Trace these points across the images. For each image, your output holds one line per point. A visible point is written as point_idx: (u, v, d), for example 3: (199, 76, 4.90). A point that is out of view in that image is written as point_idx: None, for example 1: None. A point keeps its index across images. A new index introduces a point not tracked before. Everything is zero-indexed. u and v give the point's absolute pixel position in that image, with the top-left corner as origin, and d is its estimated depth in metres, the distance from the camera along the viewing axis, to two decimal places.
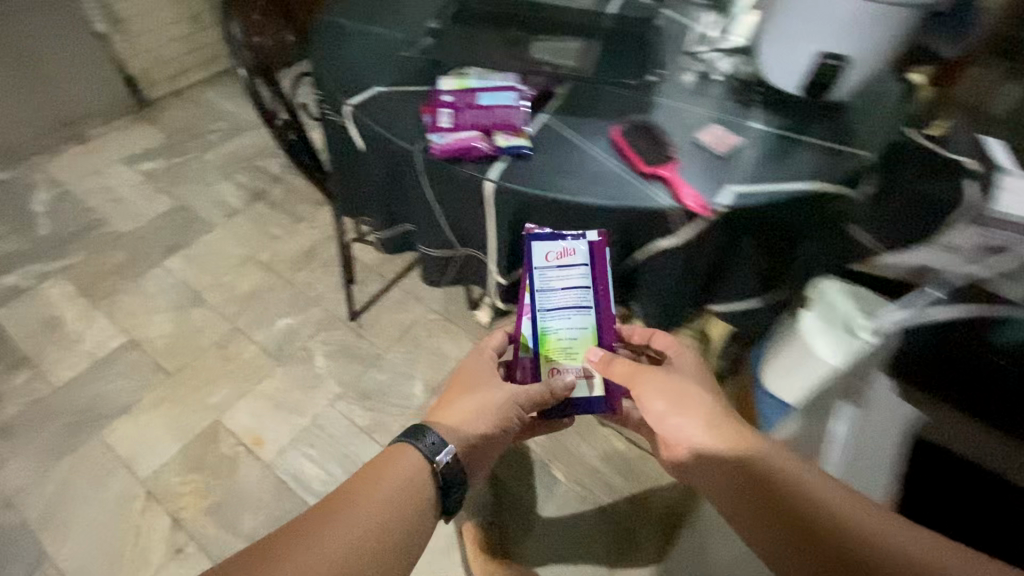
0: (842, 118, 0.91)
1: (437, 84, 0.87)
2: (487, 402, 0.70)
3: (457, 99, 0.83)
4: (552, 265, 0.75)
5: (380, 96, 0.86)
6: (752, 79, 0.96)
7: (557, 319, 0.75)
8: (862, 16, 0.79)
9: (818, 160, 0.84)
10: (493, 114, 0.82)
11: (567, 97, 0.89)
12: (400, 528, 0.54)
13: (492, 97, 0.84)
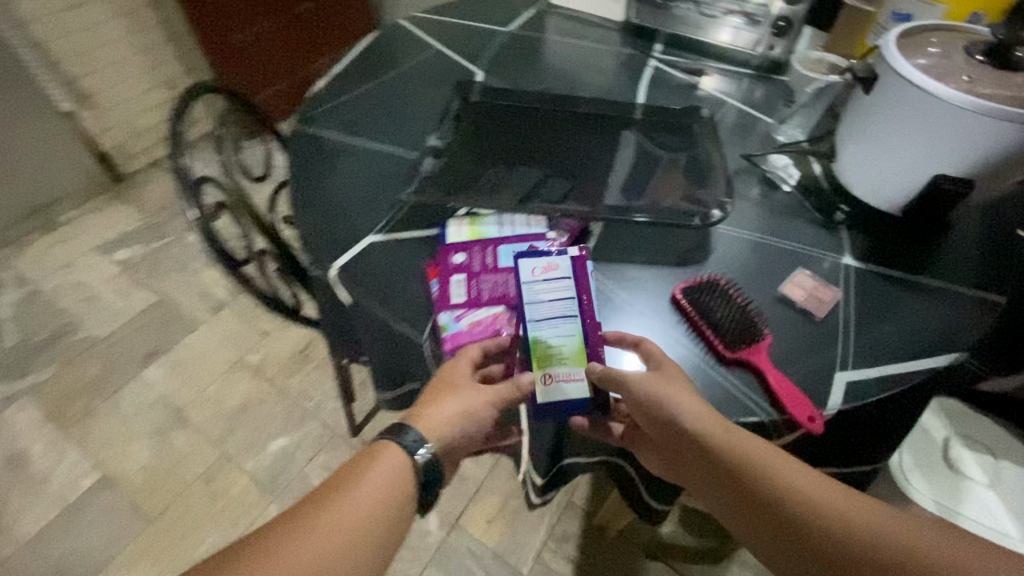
0: (956, 243, 0.72)
1: (443, 233, 0.69)
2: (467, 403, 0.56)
3: (471, 258, 0.65)
4: (539, 281, 0.58)
5: (373, 257, 0.69)
6: (831, 190, 0.77)
7: (545, 326, 0.57)
8: (996, 139, 0.61)
9: (944, 314, 0.64)
10: (518, 282, 0.63)
11: (608, 240, 0.70)
12: (378, 535, 0.48)
13: (515, 251, 0.65)
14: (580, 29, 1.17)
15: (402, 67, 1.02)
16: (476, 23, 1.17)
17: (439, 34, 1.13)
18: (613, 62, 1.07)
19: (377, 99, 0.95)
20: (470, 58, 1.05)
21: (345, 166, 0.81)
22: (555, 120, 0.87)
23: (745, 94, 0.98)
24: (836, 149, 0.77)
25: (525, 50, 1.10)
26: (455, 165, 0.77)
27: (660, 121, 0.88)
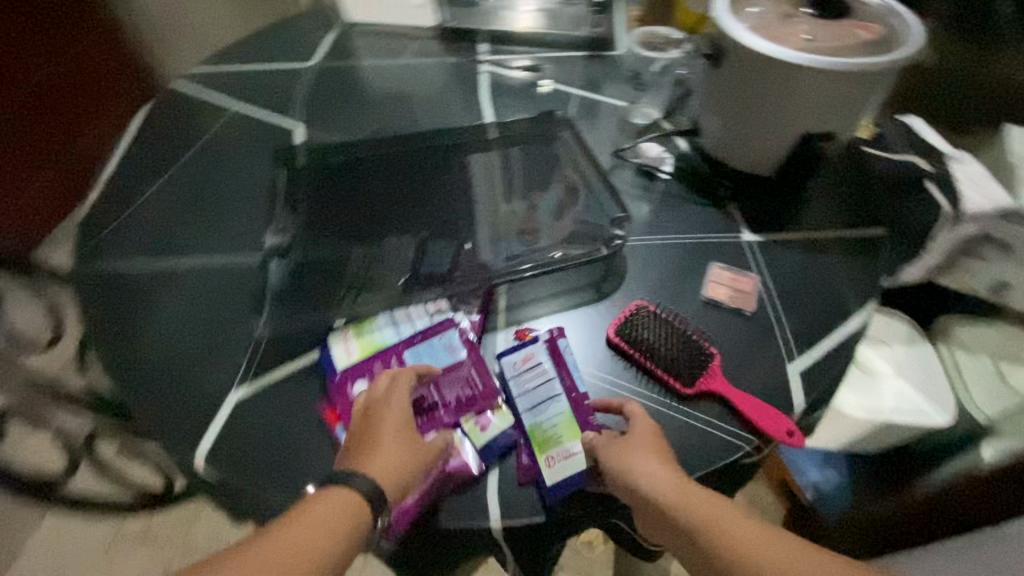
0: (825, 187, 0.75)
1: (328, 360, 0.55)
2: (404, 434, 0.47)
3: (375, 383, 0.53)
4: (521, 370, 0.53)
5: (251, 423, 0.54)
6: (703, 166, 0.76)
7: (536, 414, 0.51)
8: (849, 90, 0.61)
9: (847, 265, 0.67)
10: (440, 391, 0.52)
11: (515, 297, 0.62)
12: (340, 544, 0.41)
13: (424, 354, 0.54)
14: (394, 46, 1.04)
15: (198, 145, 0.83)
16: (271, 65, 0.99)
17: (231, 89, 0.93)
18: (445, 76, 0.97)
19: (178, 198, 0.75)
20: (280, 112, 0.88)
21: (170, 304, 0.63)
22: (409, 170, 0.77)
23: (588, 80, 0.94)
24: (698, 125, 0.75)
25: (344, 85, 0.96)
26: (316, 266, 0.64)
27: (520, 137, 0.81)
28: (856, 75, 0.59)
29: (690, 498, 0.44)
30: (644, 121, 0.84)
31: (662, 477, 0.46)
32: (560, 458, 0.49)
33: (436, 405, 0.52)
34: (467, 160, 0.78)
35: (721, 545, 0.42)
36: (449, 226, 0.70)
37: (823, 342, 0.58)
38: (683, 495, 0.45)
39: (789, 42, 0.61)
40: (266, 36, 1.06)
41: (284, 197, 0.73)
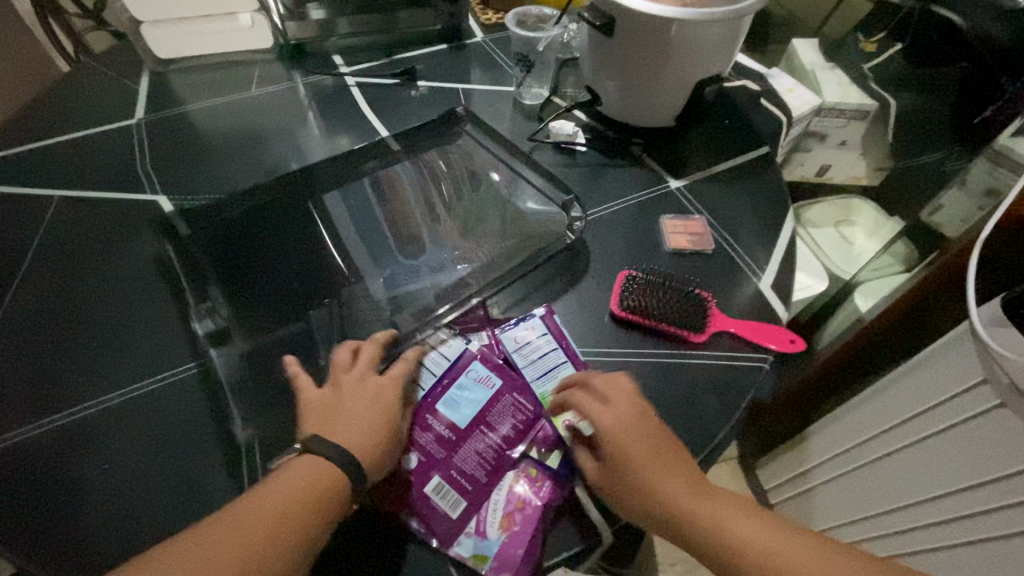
0: (712, 125, 0.85)
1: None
2: (375, 399, 0.48)
3: (426, 449, 0.49)
4: (522, 344, 0.55)
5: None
6: (609, 131, 0.82)
7: (544, 382, 0.53)
8: (729, 33, 0.68)
9: (756, 185, 0.77)
10: (495, 428, 0.50)
11: (517, 305, 0.62)
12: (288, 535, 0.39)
13: (461, 399, 0.51)
14: (226, 78, 0.89)
15: (29, 257, 0.64)
16: (78, 133, 0.79)
17: (36, 175, 0.73)
18: (304, 98, 0.86)
19: (38, 330, 0.58)
20: (124, 187, 0.72)
21: (100, 463, 0.49)
22: (323, 213, 0.69)
23: (460, 72, 0.92)
24: (596, 92, 0.80)
25: (182, 137, 0.80)
26: (282, 343, 0.56)
27: (426, 148, 0.78)
28: (737, 18, 0.66)
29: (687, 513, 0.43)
30: (536, 101, 0.86)
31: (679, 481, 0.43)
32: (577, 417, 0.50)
33: (496, 445, 0.49)
34: (385, 184, 0.73)
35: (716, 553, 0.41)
36: (399, 259, 0.65)
37: (771, 258, 0.68)
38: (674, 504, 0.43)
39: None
40: (49, 100, 0.84)
41: (194, 286, 0.61)
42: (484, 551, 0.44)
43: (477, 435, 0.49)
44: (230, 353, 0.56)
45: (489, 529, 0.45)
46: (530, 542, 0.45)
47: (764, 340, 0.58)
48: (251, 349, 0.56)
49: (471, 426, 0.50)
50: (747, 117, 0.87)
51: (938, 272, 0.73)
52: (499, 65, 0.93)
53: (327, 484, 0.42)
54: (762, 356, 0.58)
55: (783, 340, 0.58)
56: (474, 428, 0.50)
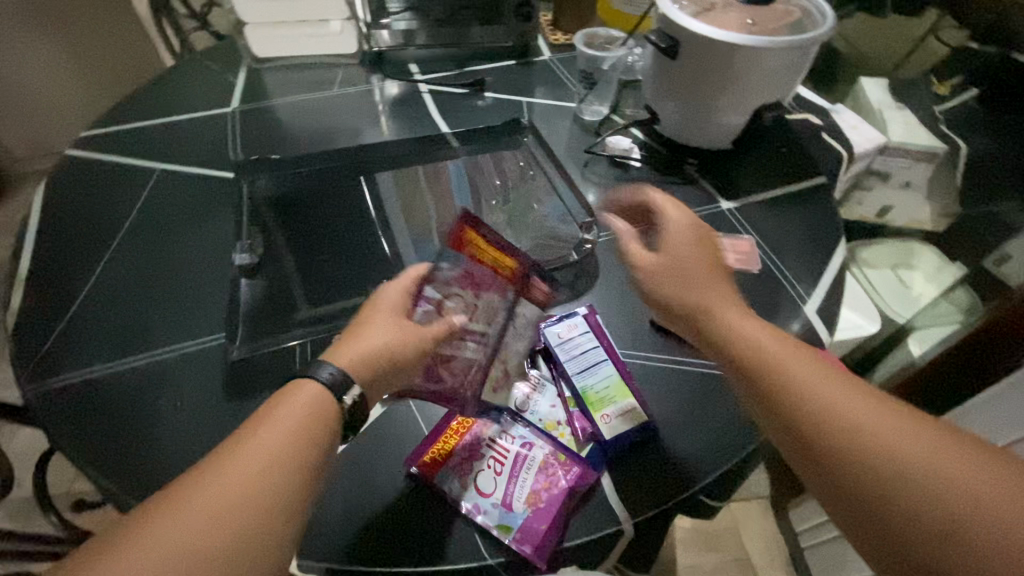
0: (769, 151, 0.86)
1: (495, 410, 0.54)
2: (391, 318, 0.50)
3: (500, 374, 0.55)
4: (565, 338, 0.58)
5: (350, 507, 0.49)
6: (662, 149, 0.84)
7: (584, 377, 0.55)
8: (793, 62, 0.70)
9: (808, 211, 0.77)
10: (473, 261, 0.54)
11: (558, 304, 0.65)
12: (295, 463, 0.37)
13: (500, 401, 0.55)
14: (311, 77, 0.98)
15: (130, 220, 0.72)
16: (178, 115, 0.88)
17: (142, 150, 0.82)
18: (379, 98, 0.94)
19: (133, 283, 0.65)
20: (216, 166, 0.80)
21: (175, 403, 0.54)
22: (386, 204, 0.74)
23: (526, 86, 0.97)
24: (655, 111, 0.83)
25: (268, 127, 0.87)
26: (338, 313, 0.61)
27: (487, 153, 0.83)
28: (800, 48, 0.68)
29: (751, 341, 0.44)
30: (596, 116, 0.90)
31: (748, 322, 0.45)
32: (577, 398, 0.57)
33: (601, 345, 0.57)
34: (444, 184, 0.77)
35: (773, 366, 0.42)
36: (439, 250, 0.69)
37: (818, 284, 0.68)
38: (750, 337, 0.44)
39: (733, 27, 0.69)
40: (158, 87, 0.94)
41: (268, 258, 0.67)
42: (509, 523, 0.48)
43: (514, 293, 0.56)
44: (295, 318, 0.61)
45: (514, 502, 0.49)
46: (554, 516, 0.48)
47: None
48: (314, 317, 0.61)
49: (479, 275, 0.54)
50: (806, 146, 0.87)
51: (995, 319, 0.71)
52: (563, 82, 0.98)
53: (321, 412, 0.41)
54: None
55: (823, 363, 0.58)
56: (474, 293, 0.54)
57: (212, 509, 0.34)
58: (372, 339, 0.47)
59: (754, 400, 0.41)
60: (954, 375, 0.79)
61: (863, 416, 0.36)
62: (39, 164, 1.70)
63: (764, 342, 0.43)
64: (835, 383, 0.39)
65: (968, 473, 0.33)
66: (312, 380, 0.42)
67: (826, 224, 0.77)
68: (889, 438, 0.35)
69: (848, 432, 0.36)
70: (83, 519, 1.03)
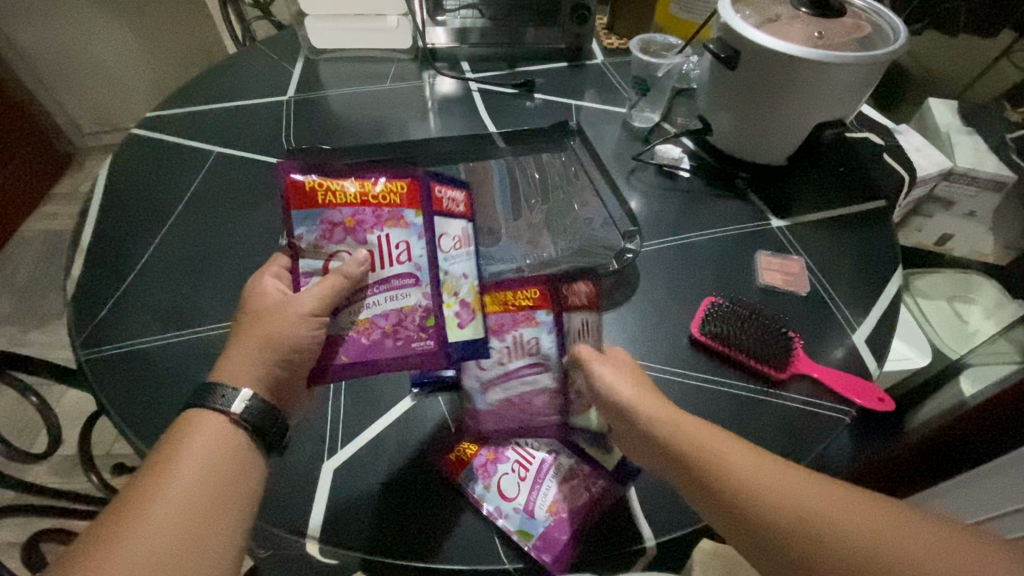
0: (825, 169, 0.83)
1: (470, 348, 0.48)
2: (270, 319, 0.44)
3: (458, 308, 0.48)
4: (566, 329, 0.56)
5: (372, 497, 0.49)
6: (713, 160, 0.82)
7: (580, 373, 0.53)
8: (860, 80, 0.67)
9: (863, 235, 0.74)
10: (330, 211, 0.46)
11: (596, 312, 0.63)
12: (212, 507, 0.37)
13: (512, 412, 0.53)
14: (365, 70, 0.99)
15: (186, 199, 0.75)
16: (237, 100, 0.91)
17: (201, 132, 0.85)
18: (429, 94, 0.94)
19: (185, 259, 0.68)
20: (269, 152, 0.82)
21: None
22: None
23: (576, 90, 0.96)
24: (708, 122, 0.81)
25: (321, 117, 0.89)
26: None
27: (531, 153, 0.82)
28: (868, 66, 0.65)
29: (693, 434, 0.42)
30: (646, 124, 0.89)
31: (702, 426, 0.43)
32: (583, 405, 0.52)
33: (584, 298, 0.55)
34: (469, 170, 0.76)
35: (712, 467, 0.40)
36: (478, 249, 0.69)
37: (869, 311, 0.65)
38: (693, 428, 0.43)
39: (799, 39, 0.66)
40: (221, 73, 0.98)
41: None
42: (530, 529, 0.47)
43: (420, 217, 0.48)
44: None
45: (536, 509, 0.48)
46: (575, 527, 0.48)
47: (849, 392, 0.56)
48: None
49: (351, 220, 0.46)
50: (866, 169, 0.84)
51: None
52: (614, 87, 0.96)
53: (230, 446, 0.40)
54: (843, 410, 0.56)
55: (869, 397, 0.56)
56: (357, 243, 0.46)
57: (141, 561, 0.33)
58: (254, 334, 0.44)
59: (698, 503, 0.41)
60: (991, 425, 0.74)
61: (793, 498, 0.36)
62: (106, 139, 1.80)
63: (691, 430, 0.43)
64: (769, 470, 0.39)
65: (930, 560, 0.32)
66: (208, 410, 0.40)
67: (883, 248, 0.73)
68: (858, 538, 0.34)
69: (780, 517, 0.36)
70: (120, 480, 1.08)
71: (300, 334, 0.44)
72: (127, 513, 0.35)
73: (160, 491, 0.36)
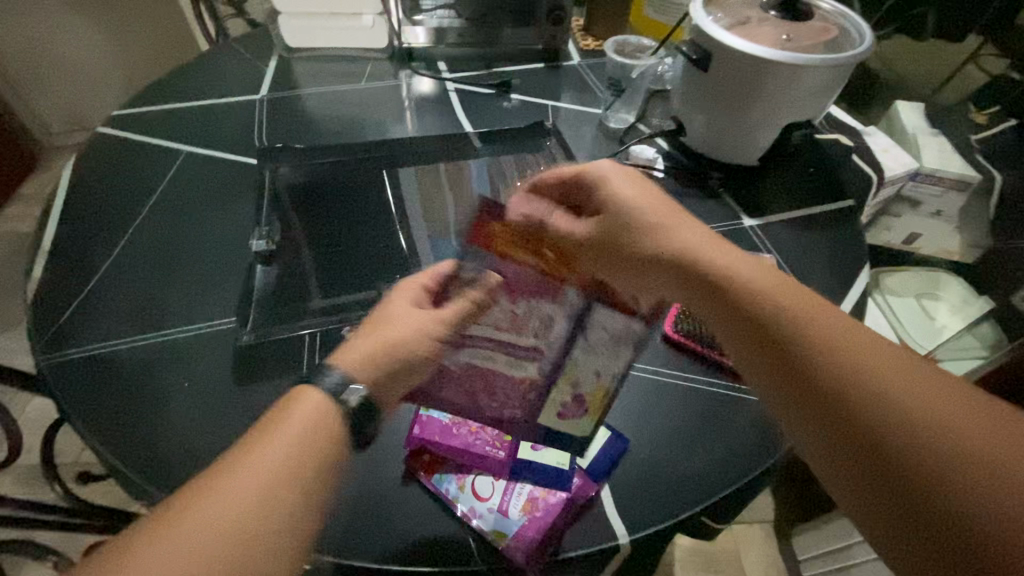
0: (796, 169, 0.84)
1: (557, 431, 0.49)
2: (399, 321, 0.45)
3: (568, 400, 0.48)
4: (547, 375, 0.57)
5: (342, 503, 0.48)
6: (687, 161, 0.83)
7: None
8: (829, 82, 0.69)
9: (832, 234, 0.76)
10: (503, 256, 0.48)
11: None
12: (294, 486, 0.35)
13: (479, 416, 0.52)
14: (340, 69, 0.98)
15: (153, 199, 0.73)
16: (209, 99, 0.90)
17: (170, 131, 0.83)
18: (406, 93, 0.94)
19: (153, 260, 0.66)
20: (240, 152, 0.81)
21: (181, 382, 0.55)
22: (403, 200, 0.75)
23: (553, 91, 0.96)
24: (683, 123, 0.82)
25: (294, 116, 0.88)
26: (350, 307, 0.62)
27: (509, 154, 0.82)
28: (835, 67, 0.66)
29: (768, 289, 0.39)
30: (621, 125, 0.89)
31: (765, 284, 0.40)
32: (544, 443, 0.52)
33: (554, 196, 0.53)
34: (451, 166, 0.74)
35: (775, 317, 0.38)
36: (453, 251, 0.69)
37: (837, 309, 0.66)
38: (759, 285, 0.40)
39: (767, 42, 0.67)
40: (191, 70, 0.96)
41: (285, 245, 0.68)
42: (504, 529, 0.47)
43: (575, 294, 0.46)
44: (307, 308, 0.62)
45: (511, 508, 0.48)
46: (550, 526, 0.48)
47: None
48: (326, 308, 0.62)
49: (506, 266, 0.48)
50: (836, 169, 0.85)
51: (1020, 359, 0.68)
52: (591, 88, 0.97)
53: (327, 424, 0.39)
54: None
55: None
56: (511, 300, 0.47)
57: (189, 561, 0.31)
58: (379, 334, 0.45)
59: (751, 360, 0.38)
60: None
61: (871, 367, 0.34)
62: (74, 138, 1.75)
63: (763, 281, 0.40)
64: (848, 336, 0.36)
65: (989, 446, 0.31)
66: (313, 388, 0.40)
67: (852, 246, 0.74)
68: (932, 417, 0.32)
69: (849, 380, 0.34)
70: (87, 489, 1.04)
71: (403, 345, 0.44)
72: (188, 504, 0.33)
73: (226, 485, 0.34)
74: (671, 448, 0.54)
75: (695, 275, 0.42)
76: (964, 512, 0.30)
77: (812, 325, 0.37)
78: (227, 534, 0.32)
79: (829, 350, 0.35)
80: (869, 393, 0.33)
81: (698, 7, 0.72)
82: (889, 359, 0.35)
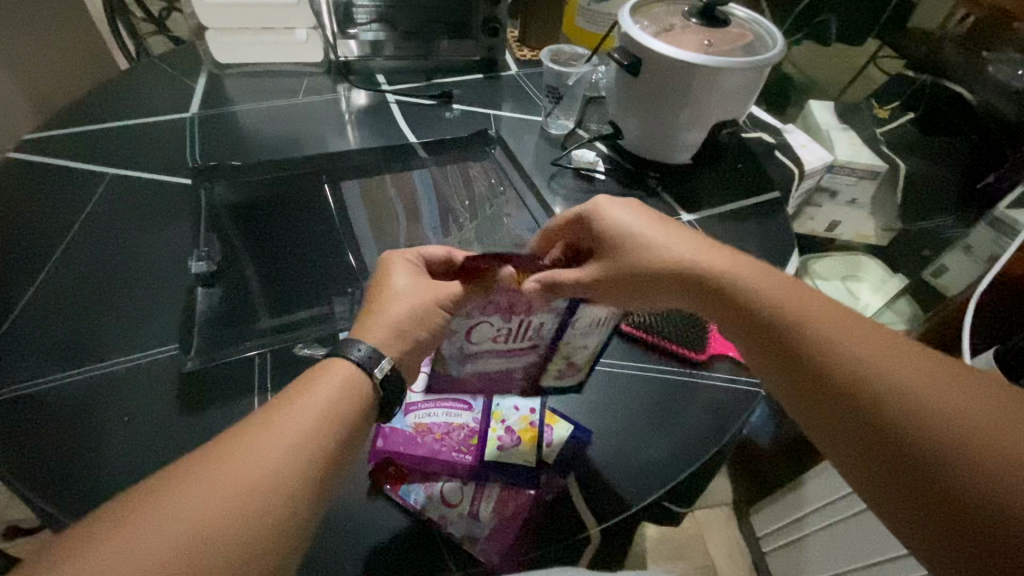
0: (727, 165, 0.90)
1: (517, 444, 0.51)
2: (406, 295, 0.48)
3: (502, 432, 0.52)
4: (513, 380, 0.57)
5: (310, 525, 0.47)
6: (625, 162, 0.87)
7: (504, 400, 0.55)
8: (749, 82, 0.74)
9: (762, 223, 0.81)
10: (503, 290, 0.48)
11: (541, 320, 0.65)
12: (306, 456, 0.36)
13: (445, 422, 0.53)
14: (274, 84, 0.96)
15: (75, 226, 0.68)
16: (134, 119, 0.85)
17: (94, 153, 0.79)
18: (345, 107, 0.93)
19: (80, 290, 0.62)
20: (172, 172, 0.77)
21: (122, 416, 0.52)
22: (349, 212, 0.75)
23: (493, 101, 0.98)
24: (618, 127, 0.85)
25: (228, 133, 0.85)
26: (301, 324, 0.61)
27: (454, 164, 0.84)
28: (754, 69, 0.71)
29: (793, 296, 0.44)
30: (561, 131, 0.93)
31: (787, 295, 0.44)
32: (510, 441, 0.51)
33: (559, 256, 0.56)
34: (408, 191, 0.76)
35: (790, 325, 0.42)
36: None
37: None
38: (789, 297, 0.44)
39: (691, 47, 0.72)
40: (113, 90, 0.91)
41: (226, 265, 0.66)
42: (475, 532, 0.47)
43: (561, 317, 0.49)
44: (256, 327, 0.60)
45: (480, 510, 0.48)
46: (521, 522, 0.49)
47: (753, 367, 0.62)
48: (275, 326, 0.60)
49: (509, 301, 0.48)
50: (761, 163, 0.92)
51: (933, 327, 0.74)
52: (530, 97, 0.99)
53: (353, 394, 0.41)
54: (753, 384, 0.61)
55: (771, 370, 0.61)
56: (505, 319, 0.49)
57: (215, 502, 0.33)
58: (386, 313, 0.47)
59: (771, 359, 0.42)
60: None
61: (884, 360, 0.38)
62: None
63: (774, 289, 0.45)
64: (873, 337, 0.39)
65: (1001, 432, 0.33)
66: (344, 357, 0.43)
67: (781, 233, 0.80)
68: (945, 404, 0.35)
69: (854, 364, 0.38)
70: (14, 545, 0.95)
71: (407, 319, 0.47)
72: (207, 462, 0.35)
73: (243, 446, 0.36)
74: (629, 433, 0.56)
75: (708, 287, 0.47)
76: (974, 489, 0.32)
77: (828, 328, 0.41)
78: (231, 494, 0.33)
79: (843, 349, 0.39)
80: (875, 387, 0.37)
81: (625, 16, 0.76)
82: (912, 356, 0.38)
